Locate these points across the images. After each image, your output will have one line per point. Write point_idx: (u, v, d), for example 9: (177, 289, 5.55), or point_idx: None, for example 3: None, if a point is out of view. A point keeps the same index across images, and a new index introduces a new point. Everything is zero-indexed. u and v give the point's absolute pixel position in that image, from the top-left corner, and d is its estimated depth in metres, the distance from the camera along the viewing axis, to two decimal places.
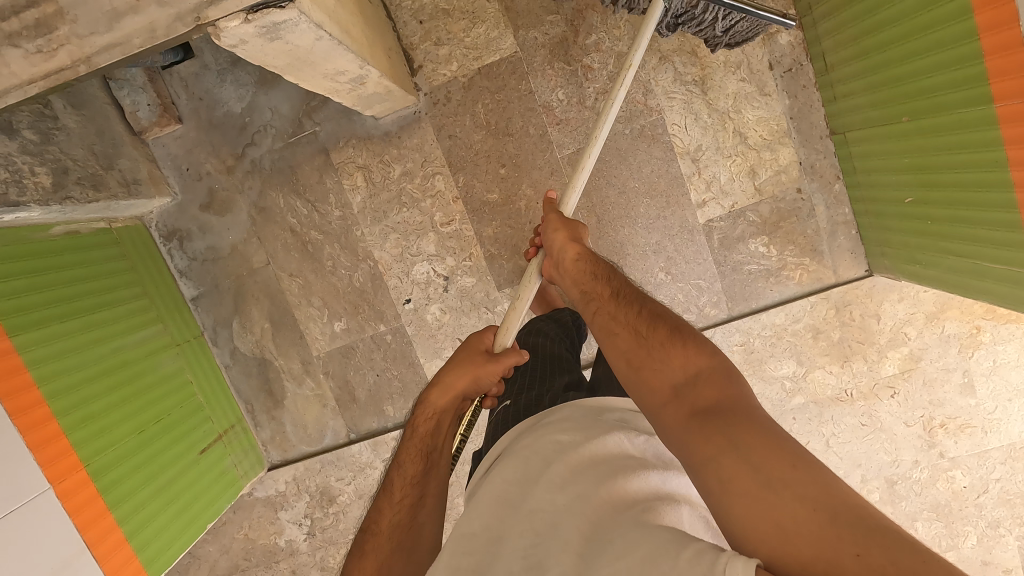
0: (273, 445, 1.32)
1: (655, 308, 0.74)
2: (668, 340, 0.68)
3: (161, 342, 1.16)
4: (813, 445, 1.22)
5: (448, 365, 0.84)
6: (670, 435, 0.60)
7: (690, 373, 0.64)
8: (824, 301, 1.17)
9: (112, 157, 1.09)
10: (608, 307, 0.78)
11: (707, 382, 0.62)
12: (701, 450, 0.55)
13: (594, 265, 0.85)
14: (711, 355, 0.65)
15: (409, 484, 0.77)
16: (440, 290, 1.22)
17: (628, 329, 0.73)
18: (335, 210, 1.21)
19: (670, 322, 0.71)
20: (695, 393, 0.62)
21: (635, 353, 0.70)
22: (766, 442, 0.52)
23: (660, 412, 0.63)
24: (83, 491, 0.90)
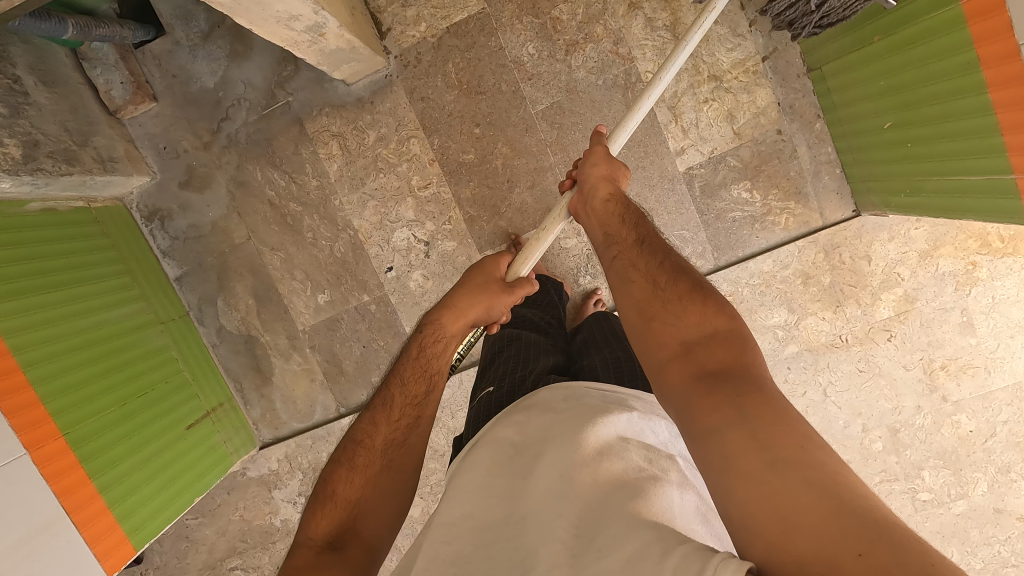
0: (264, 423, 1.30)
1: (677, 263, 0.66)
2: (688, 295, 0.61)
3: (144, 319, 1.15)
4: (810, 396, 1.19)
5: (461, 289, 0.79)
6: (671, 397, 0.54)
7: (705, 331, 0.57)
8: (812, 244, 1.14)
9: (87, 134, 1.09)
10: (629, 253, 0.70)
11: (720, 344, 0.55)
12: (704, 418, 0.49)
13: (625, 209, 0.76)
14: (731, 318, 0.58)
15: (408, 403, 0.71)
16: (421, 255, 1.21)
17: (645, 279, 0.65)
18: (312, 180, 1.21)
19: (694, 279, 0.63)
20: (705, 354, 0.55)
21: (650, 307, 0.62)
22: (778, 421, 0.46)
23: (664, 370, 0.57)
24: (62, 459, 0.89)
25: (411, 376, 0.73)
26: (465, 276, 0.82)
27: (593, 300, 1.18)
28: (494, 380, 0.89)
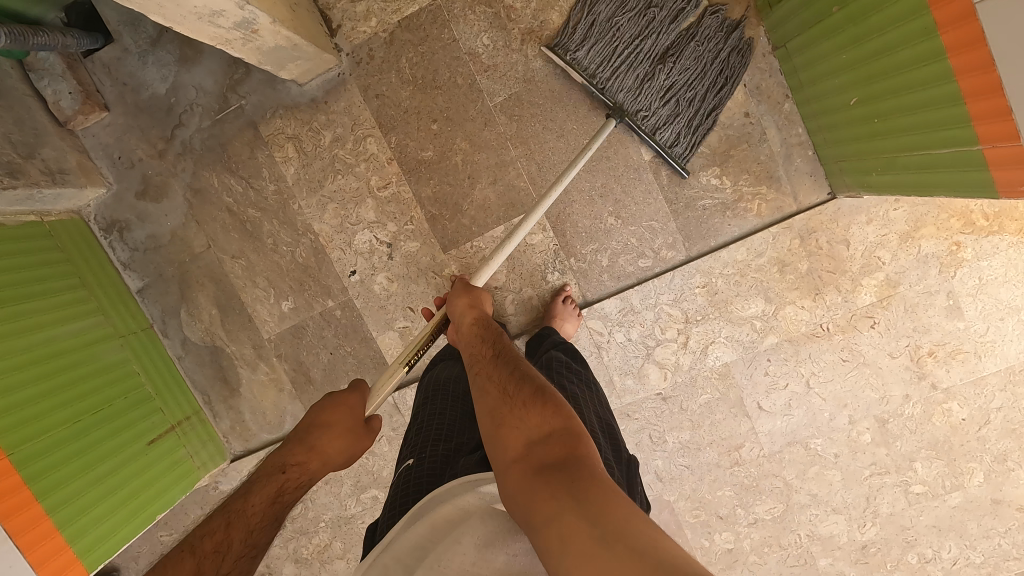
0: (234, 435, 1.27)
1: (526, 372, 0.72)
2: (531, 399, 0.66)
3: (101, 333, 1.12)
4: (792, 388, 1.14)
5: (330, 427, 0.76)
6: (514, 494, 0.57)
7: (545, 430, 0.62)
8: (787, 230, 1.09)
9: (34, 146, 1.07)
10: (488, 368, 0.76)
11: (558, 440, 0.60)
12: (542, 508, 0.52)
13: (487, 331, 0.84)
14: (568, 417, 0.63)
15: (245, 548, 0.65)
16: (384, 257, 1.18)
17: (497, 391, 0.71)
18: (270, 184, 1.17)
19: (537, 383, 0.70)
20: (548, 448, 0.59)
21: (500, 415, 0.67)
22: (604, 502, 0.50)
23: (509, 472, 0.60)
24: (7, 479, 0.84)
25: (256, 515, 0.68)
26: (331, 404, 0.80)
27: (562, 297, 1.14)
28: (415, 452, 0.87)
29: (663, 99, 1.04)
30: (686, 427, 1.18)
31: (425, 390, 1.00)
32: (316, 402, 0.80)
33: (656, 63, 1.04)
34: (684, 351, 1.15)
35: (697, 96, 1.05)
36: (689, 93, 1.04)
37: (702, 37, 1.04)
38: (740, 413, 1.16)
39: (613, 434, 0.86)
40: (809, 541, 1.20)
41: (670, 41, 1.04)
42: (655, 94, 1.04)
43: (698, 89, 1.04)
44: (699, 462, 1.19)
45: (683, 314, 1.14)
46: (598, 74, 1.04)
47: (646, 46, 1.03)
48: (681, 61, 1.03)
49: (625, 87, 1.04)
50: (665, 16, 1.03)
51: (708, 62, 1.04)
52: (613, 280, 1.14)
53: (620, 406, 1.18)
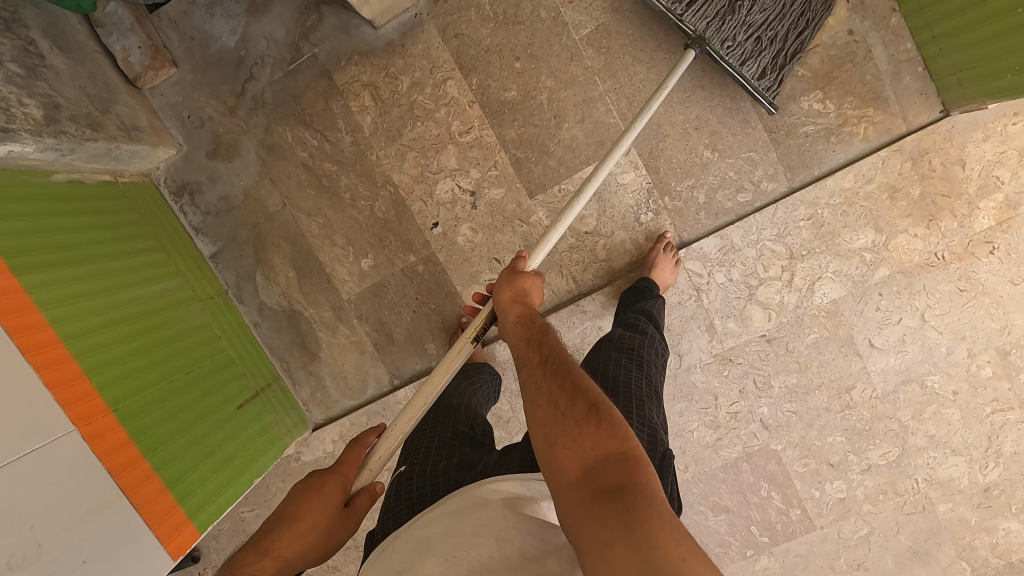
0: (315, 403, 1.23)
1: (575, 378, 0.64)
2: (585, 418, 0.59)
3: (182, 296, 1.08)
4: (906, 322, 1.08)
5: (288, 524, 0.66)
6: (569, 528, 0.52)
7: (601, 457, 0.55)
8: (897, 153, 1.03)
9: (108, 102, 1.03)
10: (534, 372, 0.67)
11: (617, 468, 0.54)
12: (599, 551, 0.48)
13: (530, 327, 0.74)
14: (625, 439, 0.57)
15: None
16: (468, 207, 1.13)
17: (544, 401, 0.63)
18: (346, 136, 1.13)
19: (591, 394, 0.62)
20: (606, 478, 0.53)
21: (551, 431, 0.59)
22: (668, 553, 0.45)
23: (566, 498, 0.54)
24: (112, 435, 0.81)
25: None
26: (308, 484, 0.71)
27: (661, 244, 1.08)
28: (405, 459, 0.85)
29: (745, 36, 0.97)
30: (793, 370, 1.12)
31: None
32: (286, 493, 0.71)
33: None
34: (789, 289, 1.09)
35: (780, 34, 0.97)
36: (771, 31, 0.97)
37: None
38: (851, 352, 1.11)
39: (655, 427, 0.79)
40: (927, 486, 1.14)
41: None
42: (738, 30, 0.96)
43: (779, 28, 0.97)
44: (807, 407, 1.13)
45: (787, 250, 1.08)
46: (676, 6, 0.96)
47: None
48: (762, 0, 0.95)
49: (706, 15, 0.96)
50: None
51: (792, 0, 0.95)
52: (711, 218, 1.09)
53: (721, 351, 1.13)
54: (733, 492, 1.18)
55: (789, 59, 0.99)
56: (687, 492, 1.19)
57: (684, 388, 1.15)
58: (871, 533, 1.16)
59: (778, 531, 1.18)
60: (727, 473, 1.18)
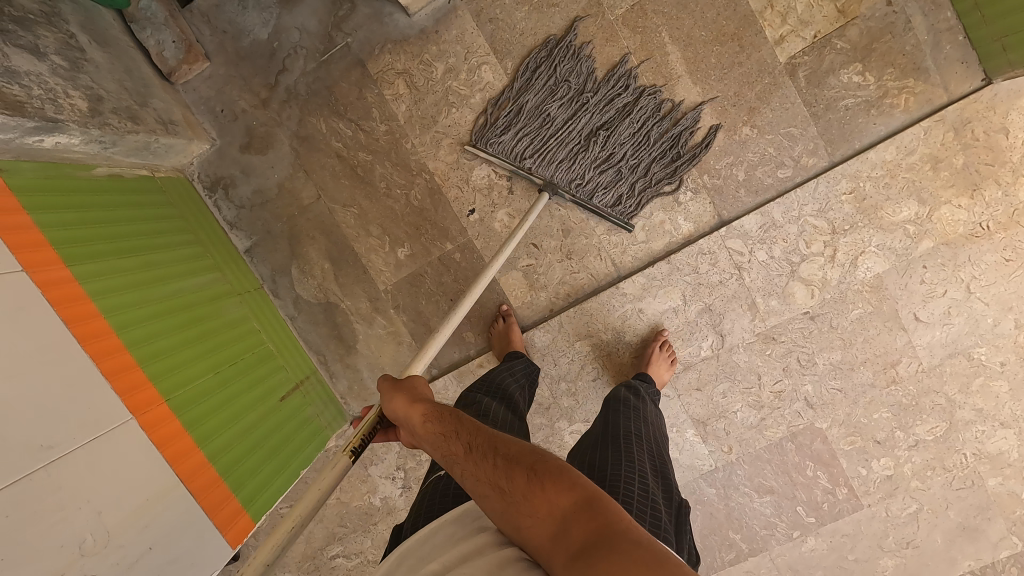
0: (352, 396, 1.22)
1: (501, 448, 0.58)
2: (530, 484, 0.54)
3: (221, 289, 1.07)
4: (952, 295, 1.07)
5: None
6: None
7: (566, 518, 0.51)
8: (939, 123, 1.03)
9: (145, 96, 1.03)
10: (460, 465, 0.59)
11: (586, 519, 0.51)
12: None
13: (444, 422, 0.64)
14: (576, 484, 0.54)
15: None
16: (504, 192, 1.12)
17: (483, 487, 0.56)
18: (380, 125, 1.13)
19: (524, 454, 0.57)
20: (582, 534, 0.50)
21: (508, 515, 0.54)
22: None
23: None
24: (167, 424, 0.80)
25: None
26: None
27: (659, 341, 1.11)
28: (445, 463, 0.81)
29: (602, 170, 1.07)
30: (838, 347, 1.11)
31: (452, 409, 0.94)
32: None
33: (593, 139, 1.07)
34: (832, 265, 1.08)
35: (641, 166, 1.08)
36: (632, 161, 1.07)
37: (639, 115, 1.07)
38: (896, 327, 1.09)
39: (665, 476, 0.80)
40: (976, 461, 1.13)
41: (604, 121, 1.07)
42: (590, 165, 1.07)
43: (639, 159, 1.07)
44: (853, 383, 1.12)
45: (830, 225, 1.07)
46: (527, 157, 1.08)
47: (580, 124, 1.07)
48: (615, 137, 1.06)
49: (559, 161, 1.08)
50: (598, 98, 1.07)
51: (653, 134, 1.07)
52: (751, 195, 1.09)
53: (764, 330, 1.12)
54: (779, 472, 1.16)
55: (653, 186, 1.08)
56: (731, 474, 1.18)
57: (727, 368, 1.14)
58: (919, 510, 1.15)
59: (824, 511, 1.17)
60: (772, 454, 1.16)
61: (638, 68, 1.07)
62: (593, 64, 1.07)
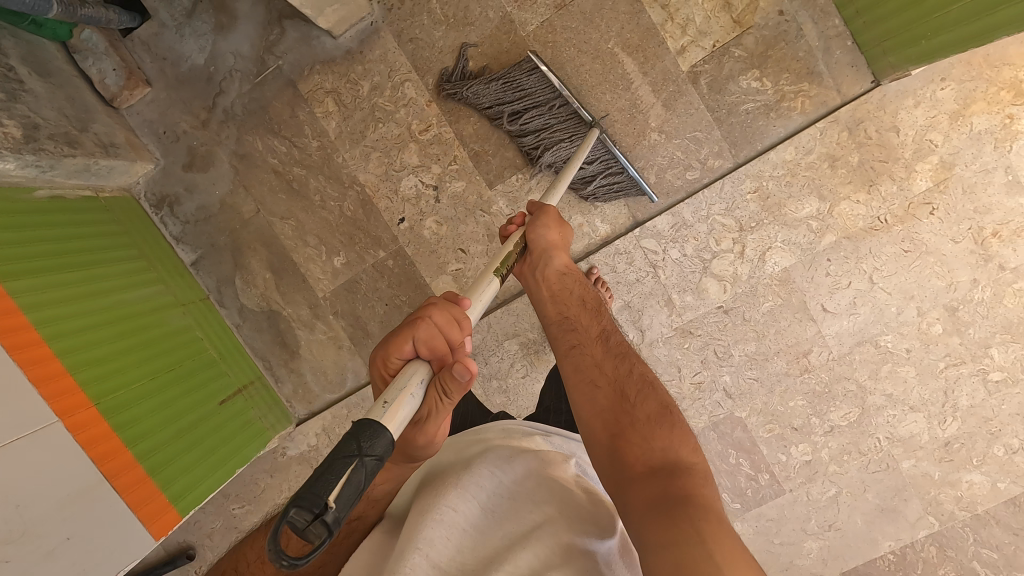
0: (298, 399, 1.28)
1: (646, 384, 0.74)
2: (655, 418, 0.69)
3: (164, 300, 1.14)
4: (856, 286, 1.13)
5: (431, 411, 0.58)
6: (632, 500, 0.60)
7: (668, 458, 0.63)
8: (834, 124, 1.09)
9: (86, 121, 1.10)
10: (594, 354, 0.79)
11: (683, 464, 0.63)
12: (656, 521, 0.55)
13: (587, 307, 0.89)
14: (694, 451, 0.66)
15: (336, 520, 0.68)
16: (431, 201, 1.19)
17: (610, 390, 0.73)
18: (313, 141, 1.19)
19: (660, 401, 0.72)
20: (674, 473, 0.61)
21: (624, 418, 0.69)
22: (718, 524, 0.54)
23: (628, 482, 0.62)
24: (96, 427, 0.86)
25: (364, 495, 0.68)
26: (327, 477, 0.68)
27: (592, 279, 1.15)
28: None
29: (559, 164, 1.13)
30: (752, 338, 1.17)
31: None
32: (422, 417, 0.58)
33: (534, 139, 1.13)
34: (741, 260, 1.14)
35: (600, 141, 1.10)
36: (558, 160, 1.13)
37: (550, 115, 1.11)
38: (805, 318, 1.15)
39: None
40: (889, 444, 1.18)
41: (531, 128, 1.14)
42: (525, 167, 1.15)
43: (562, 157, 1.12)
44: (768, 373, 1.18)
45: (737, 223, 1.13)
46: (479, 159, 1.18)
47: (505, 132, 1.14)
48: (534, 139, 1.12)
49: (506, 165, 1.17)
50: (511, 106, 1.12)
51: (563, 133, 1.11)
52: (662, 197, 1.14)
53: (682, 324, 1.17)
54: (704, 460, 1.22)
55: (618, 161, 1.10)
56: None
57: (648, 362, 1.19)
58: (838, 494, 1.20)
59: (749, 497, 1.22)
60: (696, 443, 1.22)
61: None
62: (484, 77, 1.11)
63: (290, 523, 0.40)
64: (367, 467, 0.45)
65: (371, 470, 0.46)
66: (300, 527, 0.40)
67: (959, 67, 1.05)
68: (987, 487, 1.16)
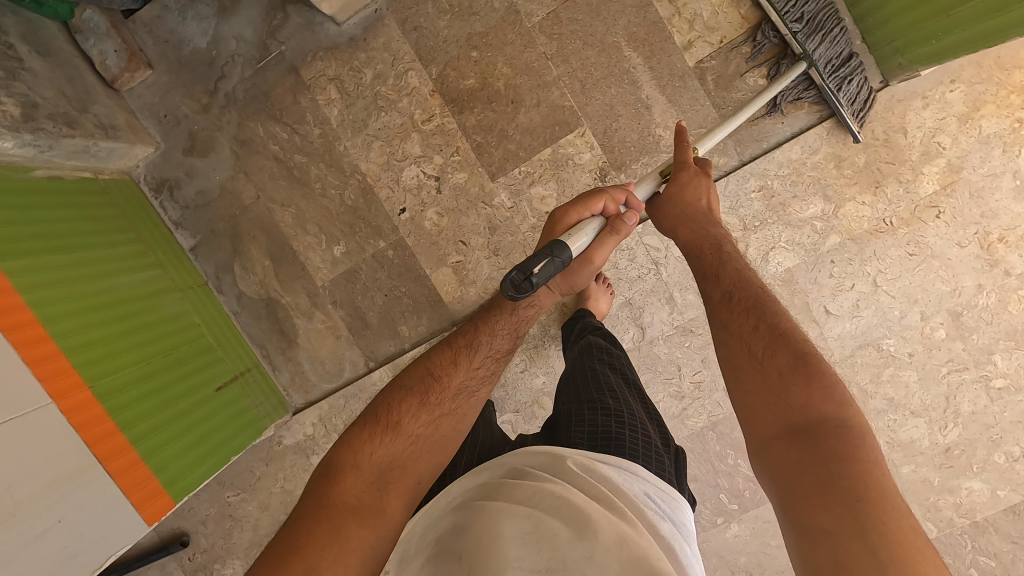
0: (295, 387, 1.27)
1: (773, 327, 0.70)
2: (790, 373, 0.65)
3: (162, 285, 1.13)
4: (859, 288, 1.12)
5: (595, 245, 0.83)
6: (772, 465, 0.61)
7: (809, 417, 0.62)
8: (840, 124, 1.08)
9: (86, 102, 1.09)
10: (722, 311, 0.76)
11: (830, 423, 0.60)
12: (806, 498, 0.56)
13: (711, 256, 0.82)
14: (842, 406, 0.61)
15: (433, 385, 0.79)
16: (433, 192, 1.18)
17: (740, 347, 0.71)
18: (314, 128, 1.18)
19: (793, 346, 0.68)
20: (814, 435, 0.60)
21: (760, 377, 0.67)
22: (872, 495, 0.53)
23: (769, 447, 0.63)
24: (90, 410, 0.85)
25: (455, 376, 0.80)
26: (490, 306, 0.87)
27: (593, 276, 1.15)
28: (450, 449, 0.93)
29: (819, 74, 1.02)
30: None
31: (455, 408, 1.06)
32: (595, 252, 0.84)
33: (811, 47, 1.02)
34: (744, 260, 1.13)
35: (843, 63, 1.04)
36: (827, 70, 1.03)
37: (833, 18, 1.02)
38: (807, 319, 1.14)
39: (658, 421, 0.92)
40: (889, 449, 1.16)
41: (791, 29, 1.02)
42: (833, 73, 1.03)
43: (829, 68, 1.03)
44: None
45: (741, 222, 1.12)
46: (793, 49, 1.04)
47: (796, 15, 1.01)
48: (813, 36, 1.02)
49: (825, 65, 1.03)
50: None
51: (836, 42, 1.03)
52: None
53: (683, 323, 1.16)
54: (703, 461, 1.21)
55: (834, 96, 1.03)
56: None
57: (648, 360, 1.18)
58: None
59: (746, 498, 1.21)
60: (694, 443, 1.20)
61: (541, 81, 1.13)
62: None
63: (512, 279, 0.72)
64: (553, 262, 0.74)
65: (555, 267, 0.75)
66: (516, 281, 0.72)
67: (969, 69, 1.04)
68: (988, 494, 1.14)
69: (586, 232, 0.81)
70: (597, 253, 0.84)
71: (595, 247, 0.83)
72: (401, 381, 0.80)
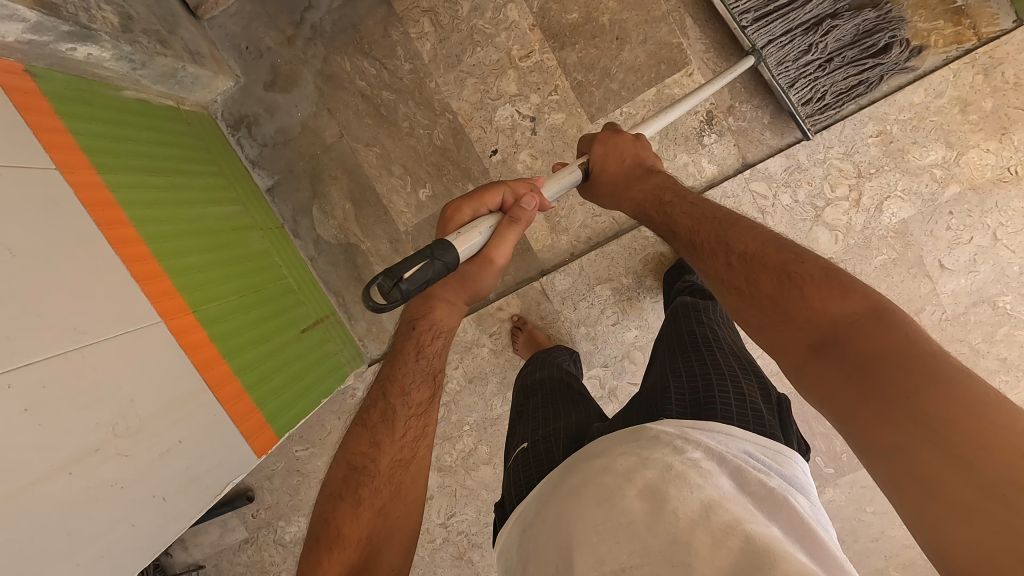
0: (371, 338, 1.21)
1: (748, 251, 0.63)
2: (782, 289, 0.57)
3: (244, 221, 1.07)
4: (978, 242, 1.06)
5: (494, 241, 0.71)
6: (814, 395, 0.52)
7: (826, 326, 0.53)
8: (969, 65, 1.02)
9: (173, 25, 1.03)
10: (698, 258, 0.69)
11: (848, 323, 0.51)
12: (864, 424, 0.47)
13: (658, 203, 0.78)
14: (846, 298, 0.53)
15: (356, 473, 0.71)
16: (528, 133, 1.12)
17: (729, 284, 0.63)
18: (405, 63, 1.13)
19: (774, 257, 0.60)
20: (839, 347, 0.51)
21: (758, 310, 0.59)
22: (923, 385, 0.44)
23: (802, 376, 0.54)
24: (194, 334, 0.79)
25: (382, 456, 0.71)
26: (392, 354, 0.76)
27: None
28: (528, 435, 0.82)
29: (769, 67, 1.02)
30: None
31: (523, 392, 0.96)
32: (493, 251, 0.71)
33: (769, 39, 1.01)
34: (857, 209, 1.08)
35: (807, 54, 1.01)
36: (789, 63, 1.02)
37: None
38: (920, 274, 1.09)
39: (755, 371, 0.79)
40: None
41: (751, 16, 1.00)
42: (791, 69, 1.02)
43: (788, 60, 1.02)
44: None
45: (855, 168, 1.07)
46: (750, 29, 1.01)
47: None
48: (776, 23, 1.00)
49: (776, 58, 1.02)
50: None
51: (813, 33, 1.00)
52: (776, 137, 1.09)
53: None
54: (798, 421, 1.16)
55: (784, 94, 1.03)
56: None
57: None
58: None
59: (843, 462, 1.17)
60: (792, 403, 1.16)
61: (649, 16, 1.07)
62: None
63: (378, 285, 0.58)
64: (433, 266, 0.62)
65: (437, 272, 0.62)
66: (385, 288, 0.58)
67: None
68: None
69: (478, 229, 0.69)
70: (498, 252, 0.71)
71: (496, 244, 0.71)
72: (328, 484, 0.72)
